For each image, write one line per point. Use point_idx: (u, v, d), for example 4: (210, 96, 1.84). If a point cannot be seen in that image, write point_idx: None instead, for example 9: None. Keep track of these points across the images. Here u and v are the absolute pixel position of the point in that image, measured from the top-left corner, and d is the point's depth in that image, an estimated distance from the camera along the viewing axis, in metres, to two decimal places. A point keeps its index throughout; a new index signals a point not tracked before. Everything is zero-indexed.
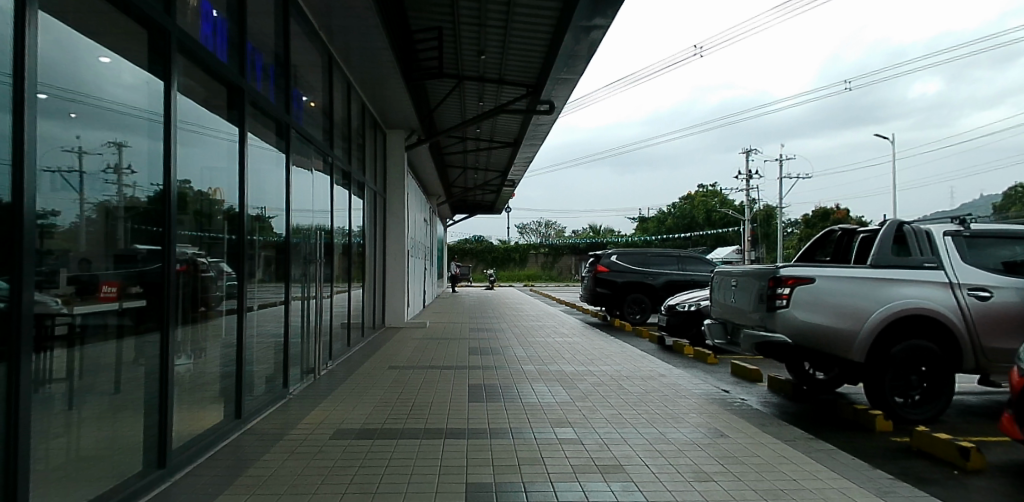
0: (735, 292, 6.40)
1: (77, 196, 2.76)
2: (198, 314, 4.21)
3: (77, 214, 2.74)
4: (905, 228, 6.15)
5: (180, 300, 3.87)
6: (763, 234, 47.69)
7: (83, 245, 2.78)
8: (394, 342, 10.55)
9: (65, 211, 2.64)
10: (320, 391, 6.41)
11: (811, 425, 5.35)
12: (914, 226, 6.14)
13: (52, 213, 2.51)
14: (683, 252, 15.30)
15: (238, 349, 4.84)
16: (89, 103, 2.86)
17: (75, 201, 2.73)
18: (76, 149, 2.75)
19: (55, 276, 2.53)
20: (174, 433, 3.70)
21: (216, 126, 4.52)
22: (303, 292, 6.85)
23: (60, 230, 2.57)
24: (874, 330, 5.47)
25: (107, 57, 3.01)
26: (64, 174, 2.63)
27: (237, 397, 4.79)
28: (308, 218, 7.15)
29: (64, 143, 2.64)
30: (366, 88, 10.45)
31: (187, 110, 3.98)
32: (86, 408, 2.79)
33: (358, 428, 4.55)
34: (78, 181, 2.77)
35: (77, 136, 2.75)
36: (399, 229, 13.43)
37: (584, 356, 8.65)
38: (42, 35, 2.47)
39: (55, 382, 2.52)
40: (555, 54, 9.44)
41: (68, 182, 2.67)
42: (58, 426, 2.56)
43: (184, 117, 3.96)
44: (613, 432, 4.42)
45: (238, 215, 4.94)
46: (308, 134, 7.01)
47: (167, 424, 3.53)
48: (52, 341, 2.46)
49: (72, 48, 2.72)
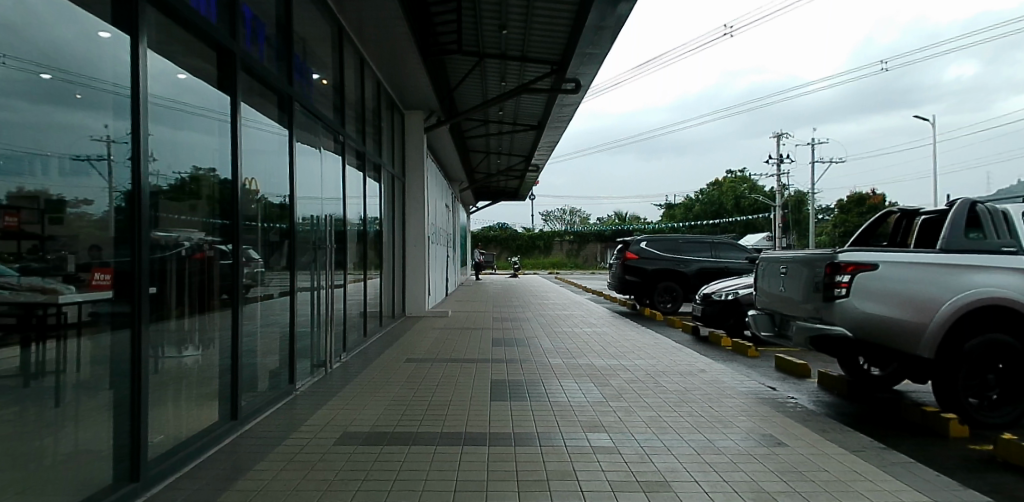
0: (786, 280, 5.61)
1: (107, 185, 2.89)
2: (203, 303, 4.03)
3: (107, 205, 2.87)
4: (978, 208, 5.14)
5: (188, 287, 3.81)
6: (794, 221, 46.20)
7: (114, 233, 2.92)
8: (413, 332, 10.19)
9: (96, 200, 2.78)
10: (331, 387, 6.03)
11: (870, 425, 4.66)
12: (988, 206, 5.16)
13: (81, 202, 2.66)
14: (715, 238, 14.57)
15: (235, 342, 4.41)
16: (105, 90, 2.88)
17: (104, 190, 2.86)
18: (105, 138, 2.88)
19: (64, 262, 2.52)
20: (152, 442, 3.25)
21: (204, 101, 4.11)
22: (312, 280, 6.47)
23: (91, 218, 2.73)
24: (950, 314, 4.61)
25: (107, 32, 2.91)
26: (91, 161, 2.76)
27: (234, 397, 4.40)
28: (318, 201, 6.74)
29: (90, 133, 2.76)
30: (382, 65, 9.98)
31: (202, 94, 4.09)
32: (44, 412, 2.39)
33: (367, 432, 4.13)
34: (107, 170, 2.89)
35: (104, 125, 2.87)
36: (418, 216, 13.04)
37: (615, 349, 8.10)
38: (51, 20, 2.50)
39: (47, 375, 2.37)
40: (582, 28, 8.81)
41: (94, 168, 2.78)
42: (18, 435, 2.22)
43: (195, 105, 3.97)
44: (654, 439, 3.89)
45: (229, 196, 4.45)
46: (316, 112, 6.63)
47: (142, 428, 3.09)
48: (49, 333, 2.35)
49: (75, 26, 2.66)
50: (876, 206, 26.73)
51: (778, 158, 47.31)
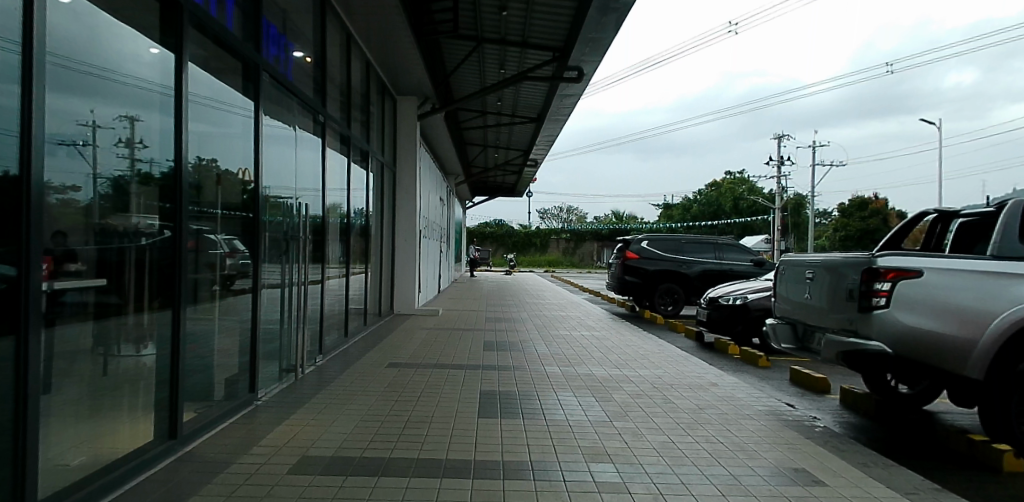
0: (811, 287, 4.95)
1: (91, 171, 2.89)
2: (168, 295, 3.67)
3: (92, 192, 2.88)
4: None
5: (156, 278, 3.53)
6: (794, 223, 45.84)
7: (98, 218, 2.92)
8: (401, 332, 9.60)
9: (82, 187, 2.79)
10: (296, 397, 5.42)
11: (907, 454, 4.03)
12: None
13: (69, 188, 2.67)
14: (719, 239, 13.99)
15: (176, 346, 3.71)
16: (69, 69, 2.70)
17: (90, 176, 2.87)
18: (90, 123, 2.87)
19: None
20: (44, 481, 2.49)
21: (146, 72, 3.41)
22: (281, 275, 5.87)
23: (78, 204, 2.74)
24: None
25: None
26: (76, 146, 2.75)
27: (175, 411, 3.74)
28: (292, 189, 6.12)
29: (73, 117, 2.72)
30: (373, 45, 9.34)
31: (162, 67, 3.60)
32: None
33: (331, 457, 3.64)
34: (92, 155, 2.89)
35: (90, 110, 2.86)
36: (410, 208, 12.43)
37: (615, 356, 7.54)
38: None
39: None
40: (587, 9, 8.15)
41: (81, 155, 2.79)
42: None
43: (141, 76, 3.36)
44: (668, 473, 3.33)
45: (175, 175, 3.72)
46: (291, 86, 5.99)
47: (29, 451, 2.34)
48: None
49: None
50: (881, 210, 26.10)
51: (780, 159, 46.77)
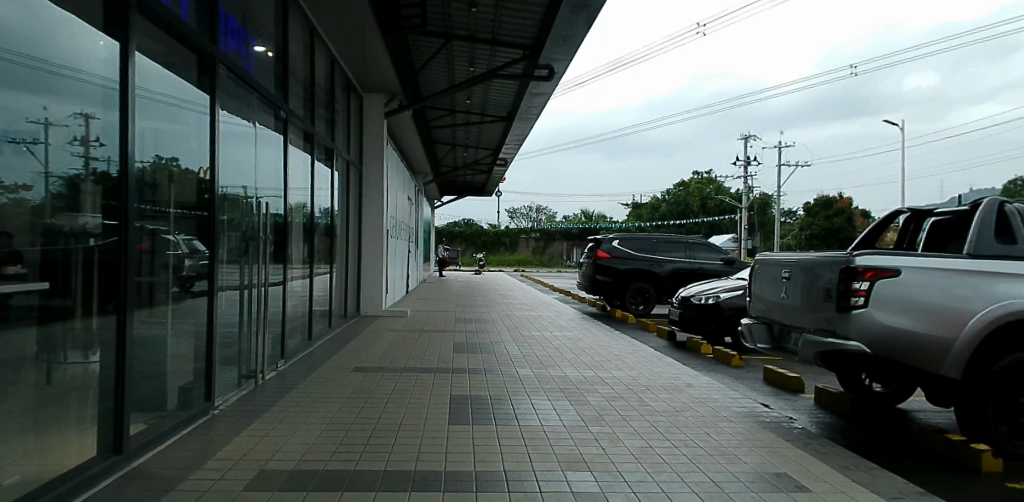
0: (787, 286, 4.89)
1: (43, 170, 2.70)
2: (109, 296, 3.22)
3: (45, 190, 2.70)
4: (1008, 209, 4.42)
5: (100, 283, 3.13)
6: (759, 223, 46.95)
7: (50, 219, 2.72)
8: (368, 334, 9.31)
9: (33, 186, 2.61)
10: (257, 405, 5.11)
11: (886, 455, 4.00)
12: (1018, 207, 4.43)
13: (21, 187, 2.51)
14: (689, 238, 14.09)
15: (122, 352, 3.31)
16: (21, 63, 2.51)
17: (40, 175, 2.67)
18: (43, 120, 2.70)
19: None
20: None
21: (87, 61, 3.02)
22: (240, 276, 5.54)
23: (28, 205, 2.56)
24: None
25: None
26: (25, 143, 2.55)
27: (122, 423, 3.37)
28: (251, 185, 5.77)
29: (23, 114, 2.54)
30: (338, 39, 9.02)
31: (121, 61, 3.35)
32: None
33: (291, 471, 3.38)
34: (43, 154, 2.70)
35: (43, 107, 2.69)
36: (378, 206, 12.10)
37: (588, 357, 7.42)
38: None
39: None
40: (558, 7, 8.03)
41: (31, 153, 2.60)
42: None
43: (79, 66, 2.96)
44: (649, 481, 3.19)
45: (117, 174, 3.29)
46: (250, 81, 5.66)
47: None
48: None
49: None
50: (842, 211, 26.85)
51: (746, 161, 47.84)
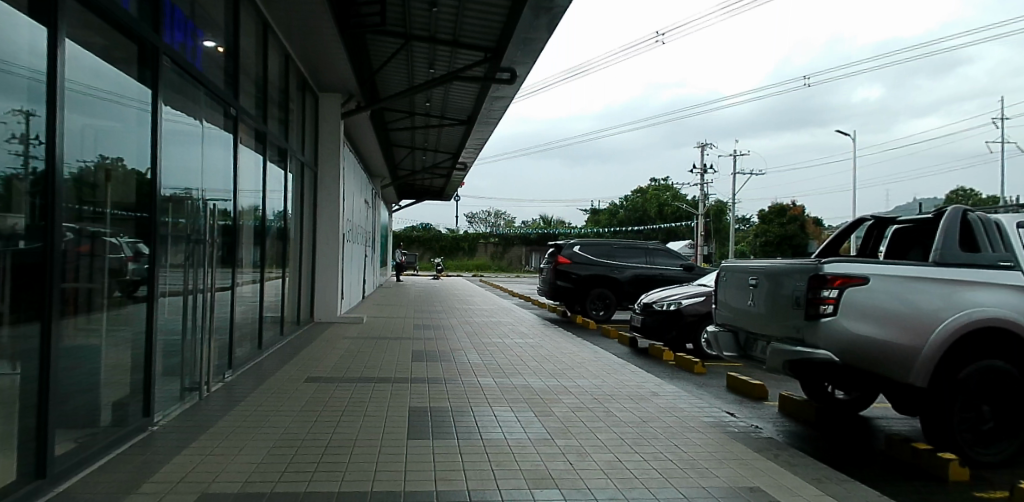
0: (753, 293, 4.84)
1: None
2: (32, 300, 2.78)
3: None
4: (970, 217, 4.51)
5: (27, 289, 2.73)
6: (715, 229, 48.18)
7: None
8: (322, 342, 8.88)
9: None
10: (202, 421, 4.70)
11: (856, 465, 3.98)
12: (980, 215, 4.53)
13: None
14: (650, 244, 14.16)
15: (47, 362, 2.86)
16: None
17: None
18: None
19: None
20: None
21: (14, 47, 2.59)
22: (183, 282, 5.12)
23: None
24: (1009, 319, 3.99)
25: None
26: None
27: (48, 441, 2.91)
28: (197, 186, 5.36)
29: None
30: (293, 36, 8.60)
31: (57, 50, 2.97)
32: None
33: (234, 495, 3.04)
34: None
35: None
36: (334, 209, 11.65)
37: (551, 365, 7.26)
38: None
39: None
40: (519, 10, 7.89)
41: None
42: None
43: (7, 55, 2.53)
44: (620, 498, 3.03)
45: (43, 173, 2.89)
46: (196, 75, 5.24)
47: None
48: None
49: None
50: (792, 218, 27.78)
51: (702, 169, 49.06)
